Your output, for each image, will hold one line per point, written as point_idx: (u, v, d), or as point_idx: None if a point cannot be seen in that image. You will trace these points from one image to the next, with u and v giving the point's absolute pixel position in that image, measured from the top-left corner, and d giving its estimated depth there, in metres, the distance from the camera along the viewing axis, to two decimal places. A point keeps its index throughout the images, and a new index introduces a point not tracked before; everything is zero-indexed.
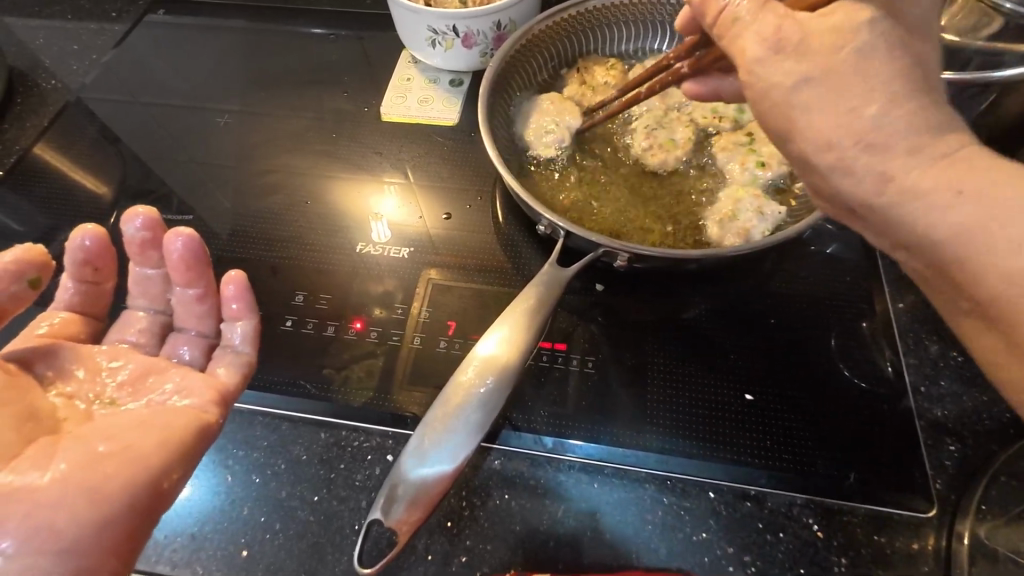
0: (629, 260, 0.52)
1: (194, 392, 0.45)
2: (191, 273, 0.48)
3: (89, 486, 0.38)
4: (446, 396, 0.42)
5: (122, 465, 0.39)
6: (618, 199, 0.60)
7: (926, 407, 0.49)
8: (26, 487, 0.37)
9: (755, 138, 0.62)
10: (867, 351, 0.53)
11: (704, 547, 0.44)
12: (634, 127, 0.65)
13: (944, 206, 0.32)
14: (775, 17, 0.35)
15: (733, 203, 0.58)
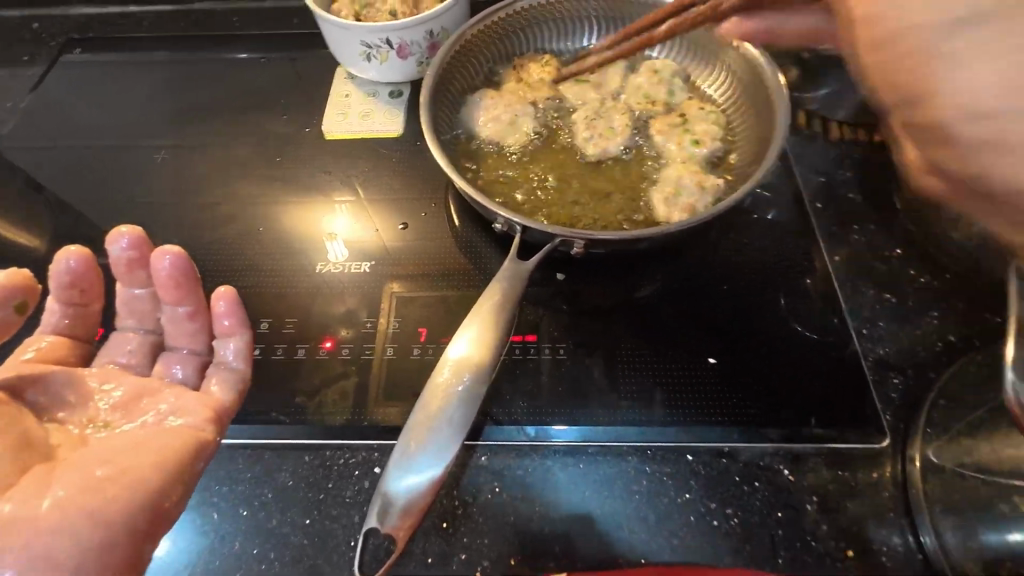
0: (584, 247, 0.54)
1: (187, 409, 0.47)
2: (176, 291, 0.50)
3: (85, 511, 0.41)
4: (426, 399, 0.43)
5: (118, 489, 0.42)
6: (567, 190, 0.62)
7: (870, 347, 0.54)
8: (28, 515, 0.40)
9: (687, 118, 0.66)
10: (813, 304, 0.57)
11: (688, 506, 0.47)
12: (575, 119, 0.67)
13: None
14: None
15: (676, 181, 0.61)
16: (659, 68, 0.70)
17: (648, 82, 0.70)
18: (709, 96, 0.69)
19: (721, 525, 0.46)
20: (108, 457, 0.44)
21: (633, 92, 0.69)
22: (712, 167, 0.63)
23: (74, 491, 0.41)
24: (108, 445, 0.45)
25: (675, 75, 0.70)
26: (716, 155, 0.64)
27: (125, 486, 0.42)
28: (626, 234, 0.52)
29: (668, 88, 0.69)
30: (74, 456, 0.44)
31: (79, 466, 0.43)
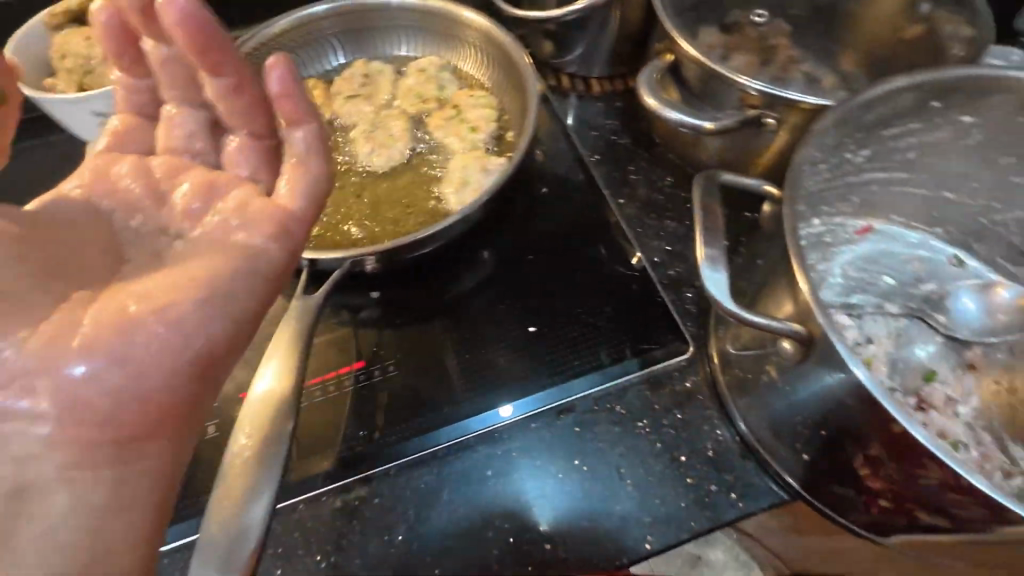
0: (379, 261, 0.54)
1: (216, 229, 0.45)
2: (194, 45, 0.44)
3: (138, 325, 0.40)
4: (226, 469, 0.38)
5: (154, 344, 0.40)
6: (360, 207, 0.61)
7: (664, 271, 0.59)
8: (55, 361, 0.38)
9: (460, 108, 0.68)
10: (615, 246, 0.60)
11: (539, 471, 0.49)
12: (354, 137, 0.67)
13: None
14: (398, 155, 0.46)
15: (461, 171, 0.62)
16: (424, 67, 0.71)
17: (417, 82, 0.70)
18: (478, 81, 0.71)
19: (572, 478, 0.49)
20: (140, 292, 0.41)
21: (405, 96, 0.70)
22: (494, 148, 0.66)
23: (91, 339, 0.39)
24: (228, 262, 0.44)
25: (441, 70, 0.71)
26: (495, 135, 0.66)
27: (162, 336, 0.40)
28: (413, 238, 0.53)
29: (437, 83, 0.70)
30: (120, 291, 0.42)
31: (109, 294, 0.41)
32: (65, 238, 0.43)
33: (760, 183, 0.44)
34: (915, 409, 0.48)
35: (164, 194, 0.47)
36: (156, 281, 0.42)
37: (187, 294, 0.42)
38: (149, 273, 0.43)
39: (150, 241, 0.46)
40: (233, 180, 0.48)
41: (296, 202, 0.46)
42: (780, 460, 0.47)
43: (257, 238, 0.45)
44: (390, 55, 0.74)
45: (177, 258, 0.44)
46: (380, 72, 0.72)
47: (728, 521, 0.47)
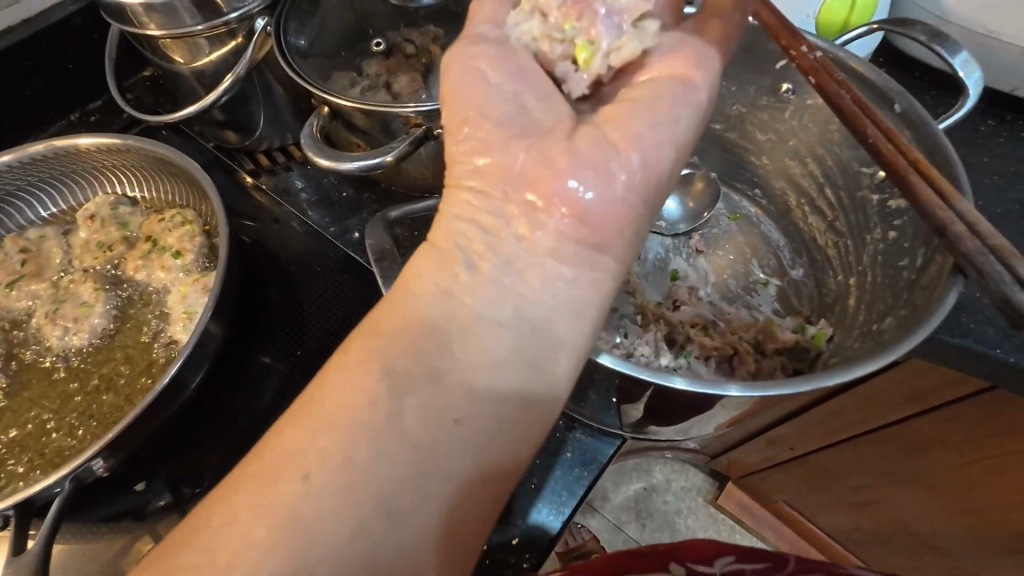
0: (109, 461, 0.46)
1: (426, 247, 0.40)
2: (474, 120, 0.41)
3: (349, 462, 0.31)
4: None
5: (345, 475, 0.31)
6: (83, 399, 0.52)
7: None
8: (436, 295, 0.37)
9: (155, 237, 0.59)
10: (372, 303, 0.61)
11: None
12: (38, 324, 0.56)
13: (493, 226, 0.40)
14: (409, 312, 0.37)
15: (183, 304, 0.56)
16: (94, 211, 0.61)
17: (91, 232, 0.60)
18: (163, 201, 0.63)
19: None
20: (324, 441, 0.32)
21: (83, 250, 0.60)
22: (212, 261, 0.58)
23: (280, 477, 0.31)
24: (434, 276, 0.38)
25: (115, 205, 0.62)
26: (205, 247, 0.59)
27: (360, 471, 0.31)
28: (138, 412, 0.46)
29: (116, 222, 0.61)
30: (303, 419, 0.33)
31: (305, 445, 0.32)
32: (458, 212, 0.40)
33: (431, 203, 0.49)
34: (669, 311, 0.53)
35: (542, 123, 0.41)
36: (347, 411, 0.33)
37: (377, 415, 0.33)
38: (479, 337, 0.36)
39: (456, 284, 0.38)
40: (494, 197, 0.40)
41: (498, 370, 0.36)
42: (599, 418, 0.51)
43: (602, 236, 0.39)
44: (45, 215, 0.64)
45: (474, 297, 0.37)
46: (41, 237, 0.61)
47: (583, 493, 0.52)
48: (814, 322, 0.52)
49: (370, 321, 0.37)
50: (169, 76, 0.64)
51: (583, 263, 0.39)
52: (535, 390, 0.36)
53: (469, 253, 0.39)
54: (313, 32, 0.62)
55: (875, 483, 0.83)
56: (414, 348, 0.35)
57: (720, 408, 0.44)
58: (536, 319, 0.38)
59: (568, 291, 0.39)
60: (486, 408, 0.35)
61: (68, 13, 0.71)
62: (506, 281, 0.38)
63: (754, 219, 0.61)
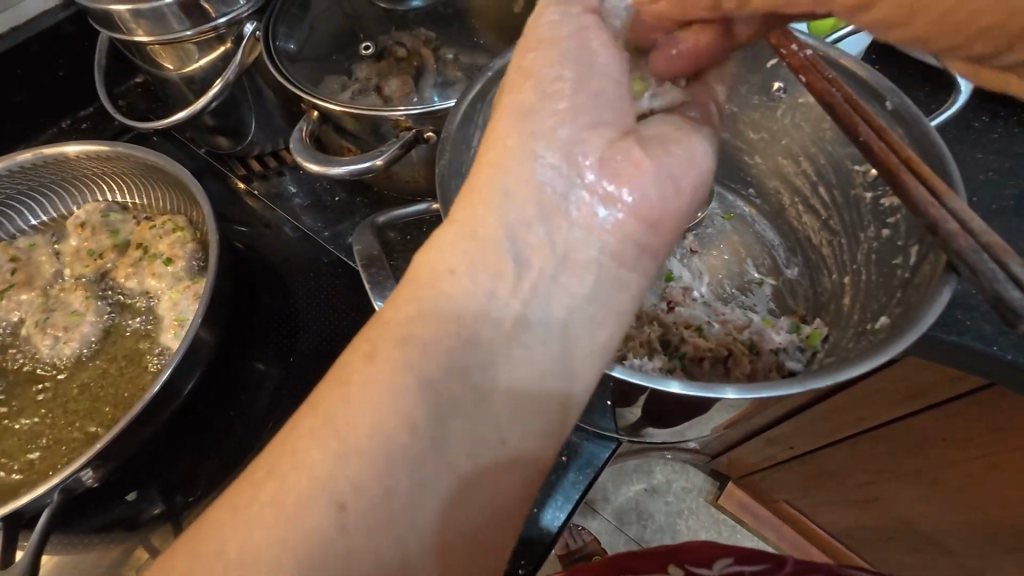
0: (99, 471, 0.46)
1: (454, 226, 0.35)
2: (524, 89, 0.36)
3: (389, 492, 0.29)
4: None
5: (381, 505, 0.29)
6: (74, 408, 0.52)
7: None
8: (468, 289, 0.33)
9: (146, 244, 0.59)
10: (366, 308, 0.61)
11: None
12: (29, 332, 0.56)
13: (531, 207, 0.35)
14: (440, 309, 0.33)
15: (173, 311, 0.55)
16: (85, 219, 0.61)
17: (82, 240, 0.60)
18: (154, 207, 0.63)
19: None
20: (357, 468, 0.29)
21: (74, 258, 0.59)
22: (203, 267, 0.58)
23: (306, 509, 0.28)
24: (465, 264, 0.34)
25: (105, 213, 0.61)
26: (197, 254, 0.58)
27: (399, 501, 0.29)
28: (127, 421, 0.46)
29: (107, 230, 0.60)
30: (327, 437, 0.30)
31: (332, 471, 0.29)
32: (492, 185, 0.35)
33: (422, 207, 0.48)
34: (663, 312, 0.53)
35: (609, 104, 0.37)
36: (379, 432, 0.30)
37: (411, 431, 0.30)
38: (517, 345, 0.33)
39: (492, 276, 0.34)
40: (536, 177, 0.35)
41: (534, 378, 0.33)
42: (594, 422, 0.51)
43: (655, 240, 0.37)
44: (36, 223, 0.63)
45: (511, 294, 0.34)
46: (32, 246, 0.60)
47: (578, 497, 0.52)
48: (809, 321, 0.52)
49: (398, 322, 0.33)
50: (159, 83, 0.64)
51: (633, 267, 0.36)
52: (579, 404, 0.34)
53: (506, 240, 0.35)
54: (302, 37, 0.62)
55: (876, 481, 0.83)
56: (447, 354, 0.32)
57: (715, 410, 0.43)
58: (581, 327, 0.35)
59: (615, 295, 0.36)
60: (527, 426, 0.33)
61: (58, 20, 0.71)
62: (552, 281, 0.35)
63: (748, 219, 0.60)
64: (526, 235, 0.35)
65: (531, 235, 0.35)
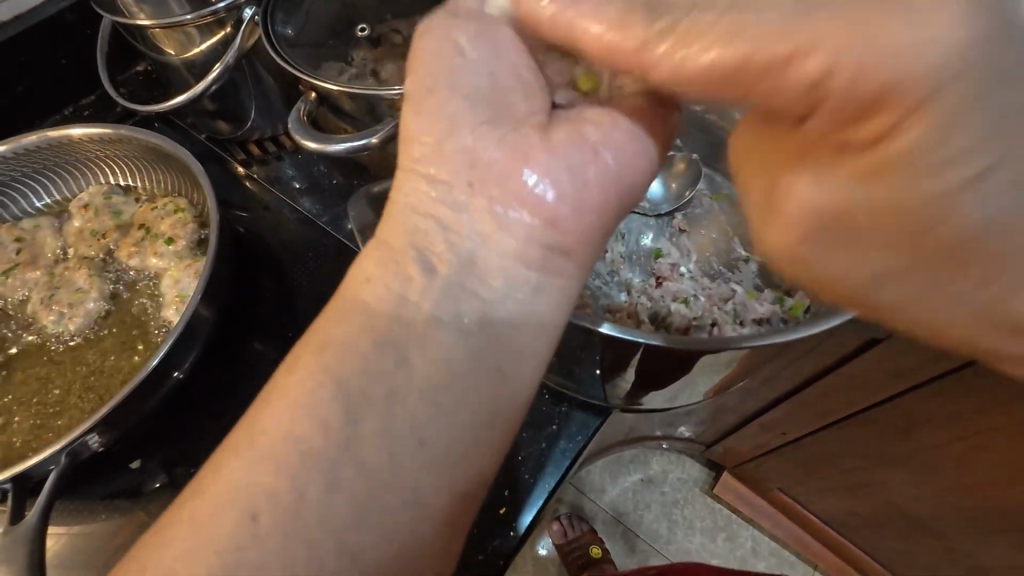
0: (104, 437, 0.47)
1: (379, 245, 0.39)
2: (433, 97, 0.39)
3: (297, 500, 0.32)
4: None
5: (300, 494, 0.33)
6: (78, 383, 0.54)
7: None
8: (385, 302, 0.37)
9: (147, 225, 0.60)
10: None
11: None
12: (34, 309, 0.57)
13: (443, 223, 0.38)
14: (358, 320, 0.36)
15: (175, 288, 0.57)
16: (88, 201, 0.62)
17: (85, 220, 0.61)
18: (156, 190, 0.64)
19: None
20: (267, 476, 0.33)
21: (78, 238, 0.61)
22: (204, 246, 0.60)
23: (235, 502, 0.32)
24: (382, 282, 0.38)
25: (109, 195, 0.63)
26: (197, 234, 0.60)
27: (315, 494, 0.33)
28: (131, 390, 0.47)
29: (110, 211, 0.62)
30: (250, 439, 0.34)
31: (247, 477, 0.33)
32: (409, 204, 0.39)
33: None
34: (652, 287, 0.55)
35: (514, 110, 0.39)
36: (293, 439, 0.34)
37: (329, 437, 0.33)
38: (432, 348, 0.35)
39: (409, 287, 0.37)
40: (451, 190, 0.38)
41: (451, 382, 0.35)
42: (585, 391, 0.52)
43: (571, 242, 0.38)
44: (40, 205, 0.65)
45: (426, 300, 0.36)
46: (36, 227, 0.62)
47: (568, 466, 0.53)
48: (792, 294, 0.54)
49: (320, 333, 0.37)
50: (161, 69, 0.65)
51: (549, 269, 0.38)
52: (499, 401, 0.36)
53: (421, 253, 0.38)
54: (299, 22, 0.63)
55: (868, 466, 0.84)
56: (362, 364, 0.35)
57: (701, 370, 0.46)
58: (496, 327, 0.36)
59: (530, 295, 0.37)
60: (442, 430, 0.34)
61: (60, 10, 0.72)
62: (464, 284, 0.37)
63: (736, 199, 0.62)
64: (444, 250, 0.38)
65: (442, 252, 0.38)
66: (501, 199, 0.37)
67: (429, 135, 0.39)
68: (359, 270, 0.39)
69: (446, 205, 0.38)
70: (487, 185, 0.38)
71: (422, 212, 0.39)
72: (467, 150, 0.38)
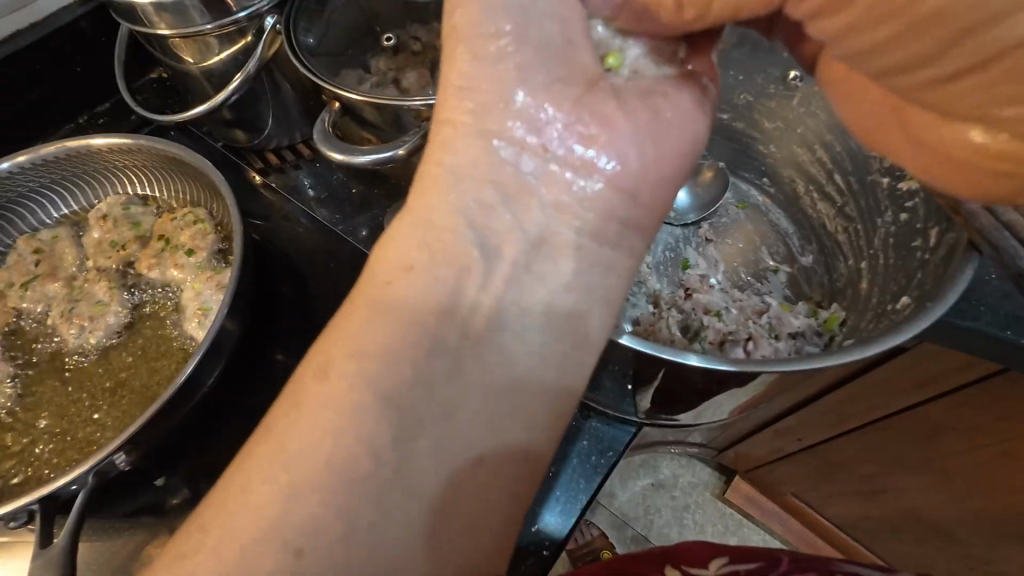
0: (129, 455, 0.46)
1: (418, 219, 0.36)
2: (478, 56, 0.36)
3: (379, 498, 0.30)
4: None
5: (378, 490, 0.31)
6: (101, 397, 0.53)
7: None
8: (452, 282, 0.35)
9: (167, 236, 0.60)
10: None
11: None
12: (55, 320, 0.57)
13: (499, 201, 0.37)
14: (422, 303, 0.34)
15: (197, 300, 0.56)
16: (106, 212, 0.62)
17: (104, 231, 0.61)
18: (174, 200, 0.64)
19: None
20: (316, 497, 0.30)
21: (97, 249, 0.60)
22: (225, 258, 0.59)
23: (304, 506, 0.30)
24: (437, 262, 0.35)
25: (127, 205, 0.62)
26: (218, 246, 0.59)
27: (391, 494, 0.31)
28: (157, 407, 0.46)
29: (129, 222, 0.61)
30: (304, 440, 0.31)
31: (295, 498, 0.30)
32: (454, 178, 0.37)
33: None
34: (681, 299, 0.55)
35: (577, 68, 0.37)
36: (344, 453, 0.31)
37: (405, 429, 0.32)
38: (506, 334, 0.35)
39: (476, 268, 0.35)
40: (509, 159, 0.37)
41: (525, 360, 0.35)
42: (615, 405, 0.51)
43: (638, 215, 0.38)
44: (58, 216, 0.64)
45: (492, 278, 0.35)
46: (55, 238, 0.61)
47: (600, 482, 0.52)
48: (825, 307, 0.54)
49: (349, 336, 0.33)
50: (179, 77, 0.65)
51: (619, 248, 0.37)
52: (572, 380, 0.36)
53: (481, 229, 0.36)
54: (321, 31, 0.63)
55: (884, 472, 0.83)
56: (434, 352, 0.33)
57: (735, 390, 0.45)
58: (569, 307, 0.36)
59: (594, 269, 0.37)
60: (518, 419, 0.34)
61: (75, 16, 0.71)
62: (529, 271, 0.36)
63: (761, 208, 0.62)
64: (507, 227, 0.36)
65: (503, 227, 0.36)
66: (568, 170, 0.37)
67: (484, 103, 0.37)
68: (396, 244, 0.36)
69: (502, 180, 0.37)
70: (553, 159, 0.37)
71: (481, 180, 0.37)
72: (531, 112, 0.36)
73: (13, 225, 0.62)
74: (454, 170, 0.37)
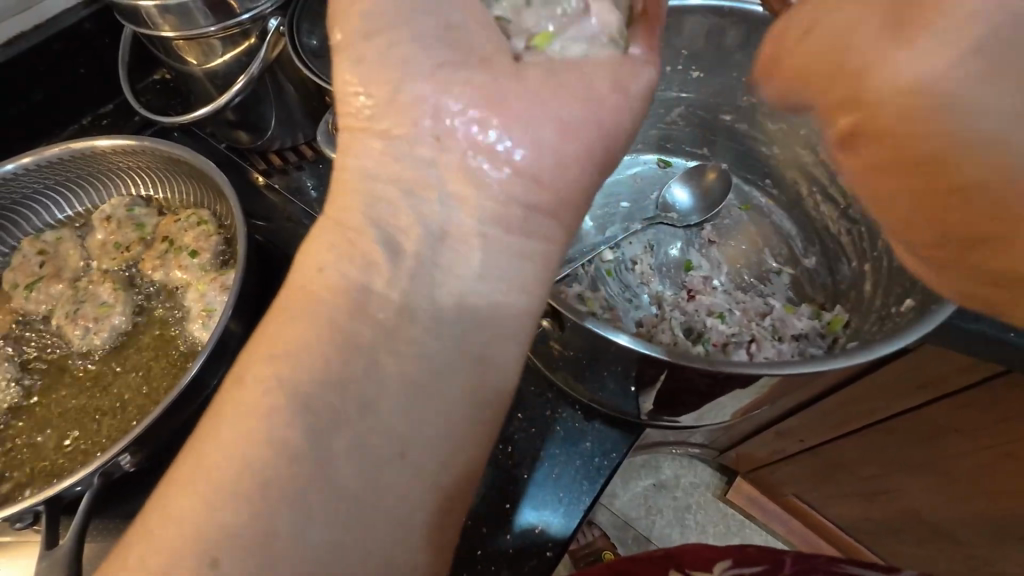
0: (133, 455, 0.47)
1: (331, 228, 0.35)
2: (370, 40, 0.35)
3: (275, 513, 0.29)
4: None
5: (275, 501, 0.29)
6: (104, 399, 0.53)
7: None
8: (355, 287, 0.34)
9: (170, 237, 0.60)
10: None
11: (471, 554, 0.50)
12: (59, 321, 0.57)
13: (405, 200, 0.35)
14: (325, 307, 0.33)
15: (200, 301, 0.56)
16: (110, 213, 0.62)
17: (108, 233, 0.61)
18: (177, 201, 0.64)
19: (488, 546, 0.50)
20: (234, 513, 0.29)
21: (101, 250, 0.61)
22: (227, 259, 0.59)
23: (199, 524, 0.29)
24: (344, 269, 0.34)
25: (131, 207, 0.62)
26: (220, 247, 0.59)
27: (291, 504, 0.29)
28: (162, 408, 0.47)
29: (133, 223, 0.61)
30: (199, 457, 0.30)
31: (205, 511, 0.29)
32: (365, 182, 0.36)
33: None
34: (685, 300, 0.55)
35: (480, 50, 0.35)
36: (246, 462, 0.30)
37: (297, 441, 0.30)
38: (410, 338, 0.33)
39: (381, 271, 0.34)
40: (423, 157, 0.35)
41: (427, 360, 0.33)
42: (618, 407, 0.51)
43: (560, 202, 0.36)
44: (62, 217, 0.64)
45: (397, 281, 0.34)
46: (59, 239, 0.61)
47: (604, 484, 0.53)
48: (829, 309, 0.54)
49: (261, 342, 0.33)
50: (182, 78, 0.64)
51: (529, 231, 0.35)
52: (482, 377, 0.34)
53: (384, 230, 0.35)
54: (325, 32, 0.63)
55: (886, 473, 0.83)
56: (326, 359, 0.32)
57: (739, 392, 0.45)
58: (479, 305, 0.34)
59: (507, 262, 0.35)
60: (421, 418, 0.32)
61: (79, 18, 0.71)
62: (435, 268, 0.34)
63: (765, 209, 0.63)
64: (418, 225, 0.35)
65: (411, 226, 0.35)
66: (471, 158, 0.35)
67: (378, 90, 0.35)
68: (307, 253, 0.35)
69: (406, 174, 0.35)
70: (458, 146, 0.35)
71: (387, 180, 0.35)
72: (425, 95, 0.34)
73: (18, 227, 0.63)
74: (362, 173, 0.36)
